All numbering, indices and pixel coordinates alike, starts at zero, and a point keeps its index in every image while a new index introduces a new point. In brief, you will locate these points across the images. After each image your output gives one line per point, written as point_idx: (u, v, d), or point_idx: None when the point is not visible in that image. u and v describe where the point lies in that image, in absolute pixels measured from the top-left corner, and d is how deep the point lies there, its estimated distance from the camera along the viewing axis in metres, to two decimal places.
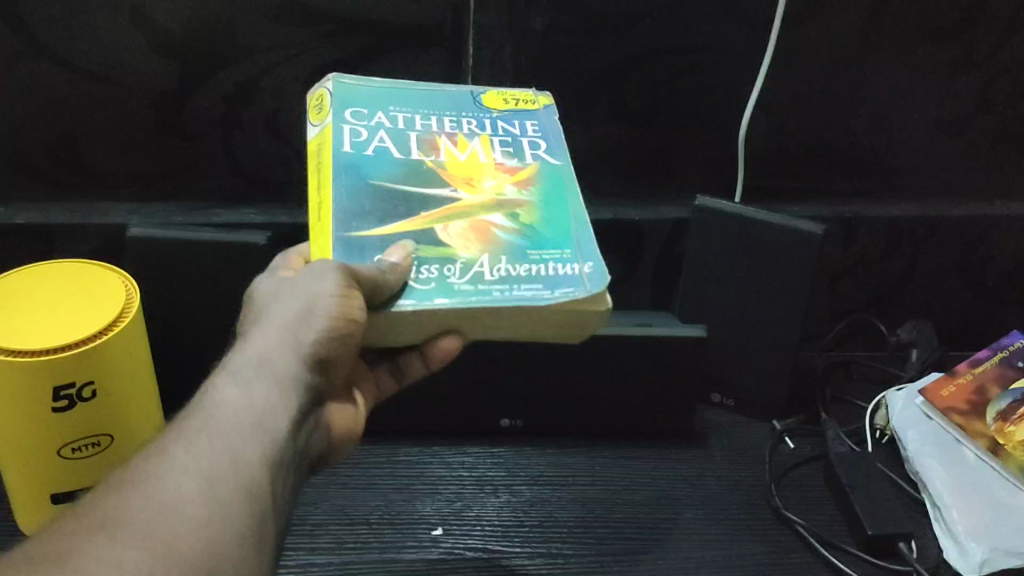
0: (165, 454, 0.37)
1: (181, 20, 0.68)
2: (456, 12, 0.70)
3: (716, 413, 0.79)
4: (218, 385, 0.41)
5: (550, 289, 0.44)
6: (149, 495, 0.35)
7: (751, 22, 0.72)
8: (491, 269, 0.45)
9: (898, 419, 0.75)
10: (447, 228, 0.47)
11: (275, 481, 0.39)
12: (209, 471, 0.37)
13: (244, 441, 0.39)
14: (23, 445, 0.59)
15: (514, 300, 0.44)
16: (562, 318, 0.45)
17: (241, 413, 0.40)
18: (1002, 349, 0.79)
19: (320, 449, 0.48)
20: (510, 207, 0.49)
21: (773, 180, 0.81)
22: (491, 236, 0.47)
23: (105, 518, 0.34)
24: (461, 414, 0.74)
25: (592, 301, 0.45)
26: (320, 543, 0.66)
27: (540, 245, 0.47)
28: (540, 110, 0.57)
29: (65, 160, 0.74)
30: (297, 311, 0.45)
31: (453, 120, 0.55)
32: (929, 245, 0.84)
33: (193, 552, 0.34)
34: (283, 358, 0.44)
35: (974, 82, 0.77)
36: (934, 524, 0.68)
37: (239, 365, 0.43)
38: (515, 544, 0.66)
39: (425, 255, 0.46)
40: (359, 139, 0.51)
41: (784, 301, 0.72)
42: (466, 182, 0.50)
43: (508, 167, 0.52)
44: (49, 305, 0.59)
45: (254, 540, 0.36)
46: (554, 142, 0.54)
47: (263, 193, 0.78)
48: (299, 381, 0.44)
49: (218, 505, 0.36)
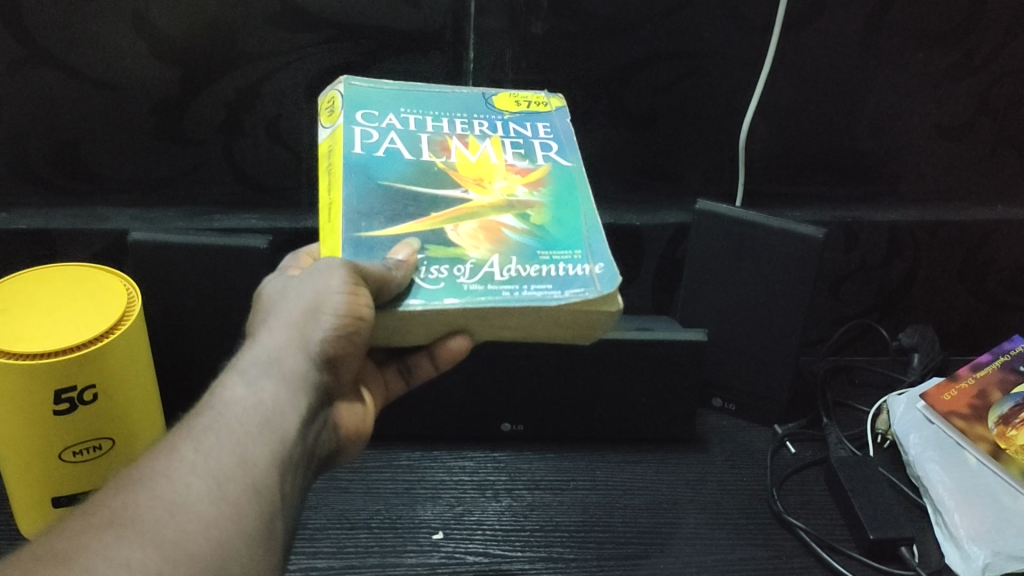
0: (173, 453, 0.37)
1: (183, 25, 0.68)
2: (458, 17, 0.70)
3: (717, 417, 0.79)
4: (227, 383, 0.41)
5: (561, 289, 0.44)
6: (157, 493, 0.35)
7: (751, 27, 0.72)
8: (502, 270, 0.45)
9: (898, 424, 0.75)
10: (457, 228, 0.47)
11: (284, 480, 0.39)
12: (218, 470, 0.37)
13: (253, 441, 0.39)
14: (24, 449, 0.59)
15: (523, 300, 0.43)
16: (572, 319, 0.45)
17: (249, 412, 0.40)
18: (1003, 354, 0.79)
19: (329, 448, 0.48)
20: (521, 208, 0.49)
21: (774, 185, 0.81)
22: (501, 237, 0.47)
23: (113, 516, 0.34)
24: (464, 418, 0.74)
25: (603, 302, 0.44)
26: (322, 548, 0.65)
27: (551, 246, 0.47)
28: (553, 112, 0.58)
29: (67, 165, 0.74)
30: (305, 309, 0.45)
31: (465, 122, 0.55)
32: (932, 250, 0.84)
33: (202, 551, 0.34)
34: (291, 356, 0.44)
35: (974, 86, 0.78)
36: (935, 528, 0.68)
37: (248, 364, 0.43)
38: (516, 548, 0.66)
39: (435, 255, 0.46)
40: (370, 141, 0.51)
41: (786, 306, 0.72)
42: (477, 183, 0.50)
43: (519, 168, 0.52)
44: (49, 308, 0.59)
45: (262, 538, 0.36)
46: (566, 144, 0.54)
47: (264, 199, 0.78)
48: (307, 379, 0.43)
49: (225, 504, 0.36)
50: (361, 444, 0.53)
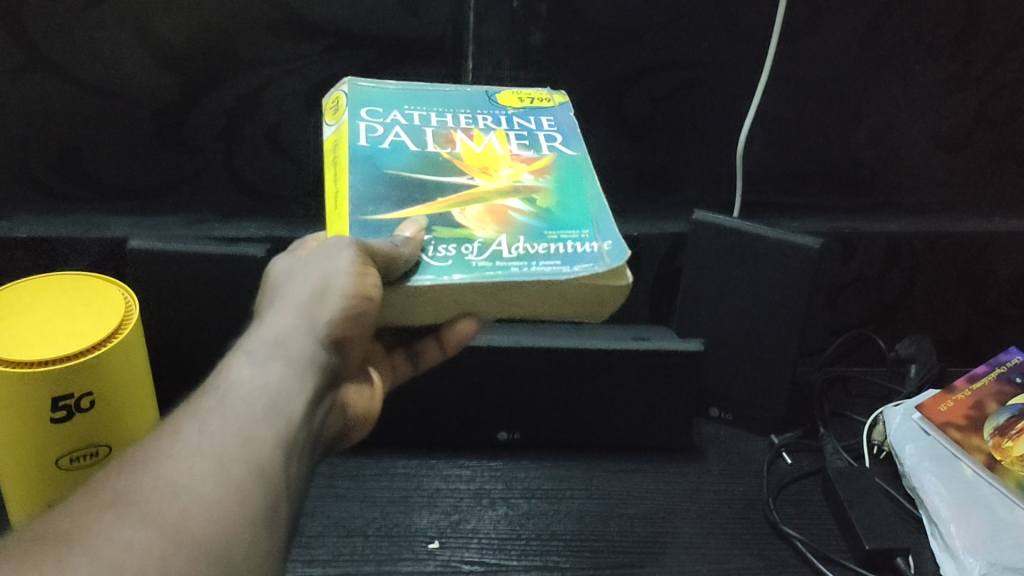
0: (178, 435, 0.37)
1: (184, 33, 0.69)
2: (458, 26, 0.71)
3: (714, 427, 0.79)
4: (233, 365, 0.42)
5: (570, 265, 0.44)
6: (159, 475, 0.35)
7: (750, 37, 0.73)
8: (510, 248, 0.45)
9: (895, 435, 0.75)
10: (464, 211, 0.48)
11: (289, 462, 0.39)
12: (223, 451, 0.37)
13: (258, 422, 0.39)
14: (20, 456, 0.59)
15: (533, 275, 0.43)
16: (580, 295, 0.45)
17: (255, 394, 0.40)
18: (1000, 365, 0.79)
19: (336, 431, 0.48)
20: (527, 193, 0.49)
21: (773, 196, 0.82)
22: (508, 219, 0.47)
23: (117, 496, 0.34)
24: (461, 425, 0.74)
25: (612, 276, 0.44)
26: (317, 555, 0.65)
27: (558, 226, 0.47)
28: (556, 107, 0.58)
29: (67, 172, 0.74)
30: (312, 291, 0.45)
31: (469, 117, 0.55)
32: (930, 260, 0.84)
33: (204, 532, 0.34)
34: (298, 337, 0.44)
35: (972, 98, 0.78)
36: (931, 540, 0.68)
37: (254, 346, 0.43)
38: (512, 557, 0.66)
39: (441, 235, 0.46)
40: (375, 134, 0.52)
41: (784, 316, 0.72)
42: (482, 171, 0.50)
43: (524, 157, 0.52)
44: (46, 314, 0.59)
45: (267, 525, 0.36)
46: (570, 136, 0.55)
47: (263, 206, 0.79)
48: (314, 361, 0.44)
49: (230, 487, 0.36)
50: (369, 429, 0.53)
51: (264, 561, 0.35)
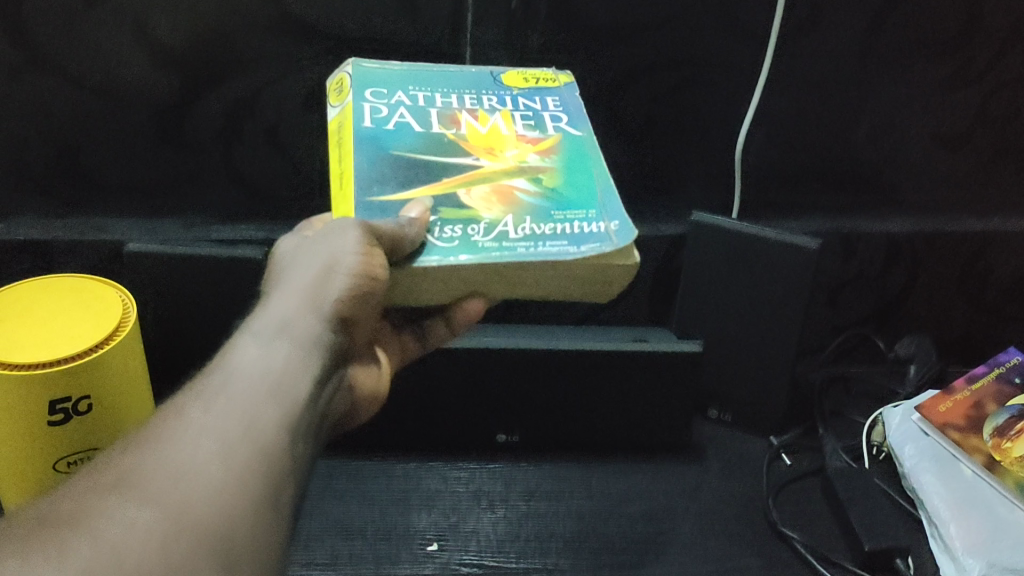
0: (182, 416, 0.37)
1: (183, 33, 0.69)
2: (458, 25, 0.71)
3: (713, 428, 0.79)
4: (239, 344, 0.41)
5: (576, 245, 0.44)
6: (163, 458, 0.35)
7: (748, 38, 0.73)
8: (516, 228, 0.45)
9: (894, 436, 0.74)
10: (469, 192, 0.48)
11: (294, 445, 0.39)
12: (227, 434, 0.37)
13: (262, 404, 0.39)
14: (18, 459, 0.59)
15: (540, 255, 0.44)
16: (586, 276, 0.45)
17: (260, 375, 0.40)
18: (998, 366, 0.79)
19: (346, 408, 0.48)
20: (533, 173, 0.49)
21: (772, 197, 0.82)
22: (514, 199, 0.47)
23: (120, 478, 0.34)
24: (460, 425, 0.73)
25: (619, 256, 0.45)
26: (316, 557, 0.65)
27: (565, 206, 0.47)
28: (561, 87, 0.58)
29: (66, 174, 0.74)
30: (319, 270, 0.45)
31: (474, 98, 0.55)
32: (929, 259, 0.84)
33: (207, 516, 0.33)
34: (305, 317, 0.44)
35: (971, 98, 0.78)
36: (931, 540, 0.68)
37: (261, 326, 0.42)
38: (511, 559, 0.66)
39: (447, 216, 0.46)
40: (380, 115, 0.52)
41: (784, 316, 0.72)
42: (488, 152, 0.50)
43: (530, 137, 0.52)
44: (43, 316, 0.59)
45: (270, 507, 0.36)
46: (575, 115, 0.55)
47: (262, 206, 0.78)
48: (321, 341, 0.43)
49: (233, 470, 0.35)
50: (376, 410, 0.53)
51: (267, 546, 0.35)
